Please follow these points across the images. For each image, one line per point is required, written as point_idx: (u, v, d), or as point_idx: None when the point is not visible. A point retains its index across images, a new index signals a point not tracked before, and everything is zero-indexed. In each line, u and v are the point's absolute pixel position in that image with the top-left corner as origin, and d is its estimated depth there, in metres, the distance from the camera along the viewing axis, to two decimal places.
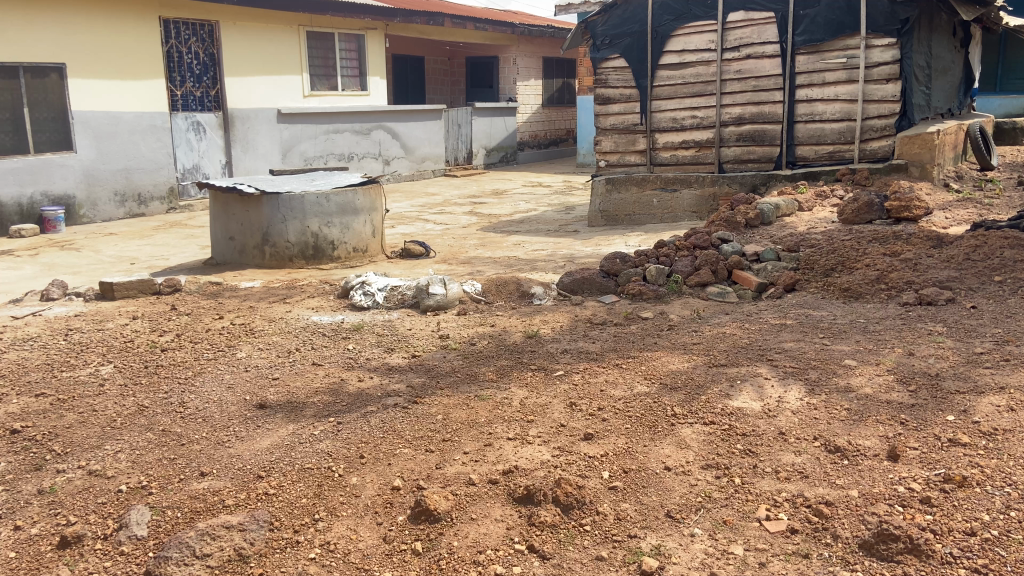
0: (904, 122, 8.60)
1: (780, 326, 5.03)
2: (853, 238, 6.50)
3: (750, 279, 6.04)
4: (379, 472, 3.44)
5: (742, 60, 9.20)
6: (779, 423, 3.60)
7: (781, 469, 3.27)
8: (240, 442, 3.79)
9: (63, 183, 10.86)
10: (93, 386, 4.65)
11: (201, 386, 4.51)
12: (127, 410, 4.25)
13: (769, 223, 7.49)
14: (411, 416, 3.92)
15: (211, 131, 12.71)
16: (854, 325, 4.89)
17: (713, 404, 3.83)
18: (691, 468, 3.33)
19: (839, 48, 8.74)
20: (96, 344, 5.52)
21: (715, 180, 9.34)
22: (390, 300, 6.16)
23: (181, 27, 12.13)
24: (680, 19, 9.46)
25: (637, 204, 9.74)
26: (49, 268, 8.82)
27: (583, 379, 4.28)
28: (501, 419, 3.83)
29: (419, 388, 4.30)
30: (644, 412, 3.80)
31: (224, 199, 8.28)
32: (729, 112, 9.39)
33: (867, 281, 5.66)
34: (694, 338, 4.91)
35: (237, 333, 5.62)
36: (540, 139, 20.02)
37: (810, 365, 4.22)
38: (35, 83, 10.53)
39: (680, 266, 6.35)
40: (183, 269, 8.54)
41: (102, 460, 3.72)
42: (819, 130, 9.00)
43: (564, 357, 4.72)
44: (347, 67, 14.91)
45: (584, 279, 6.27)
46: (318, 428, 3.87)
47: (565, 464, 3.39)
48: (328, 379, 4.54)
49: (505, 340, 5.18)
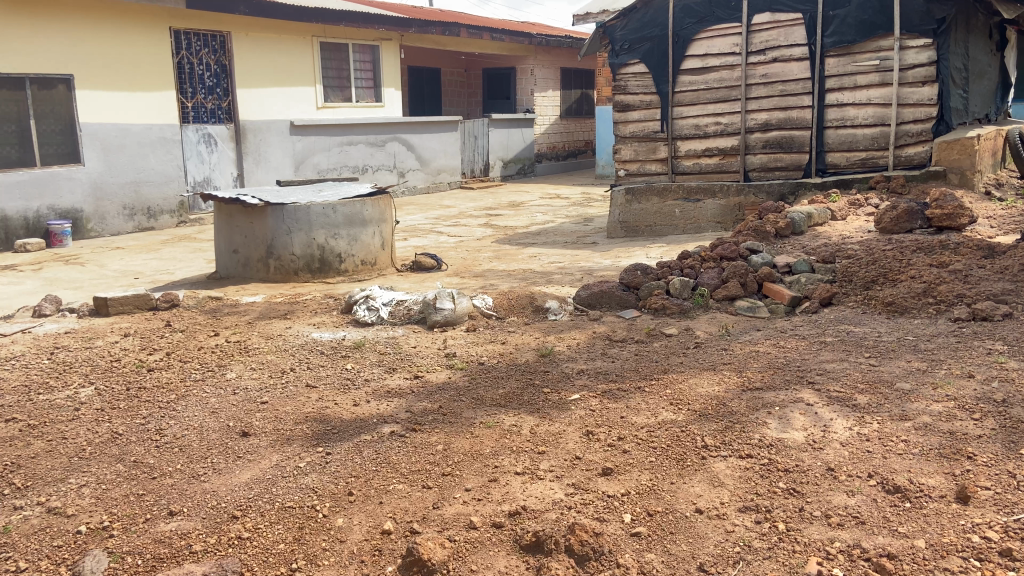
0: (942, 127, 8.09)
1: (819, 345, 4.56)
2: (895, 246, 6.00)
3: (783, 292, 5.58)
4: (368, 513, 3.02)
5: (769, 63, 8.77)
6: (827, 458, 3.14)
7: (831, 513, 2.81)
8: (217, 475, 3.39)
9: (71, 197, 10.61)
10: (67, 410, 4.28)
11: (183, 411, 4.13)
12: (99, 438, 3.86)
13: (800, 232, 7.02)
14: (409, 446, 3.50)
15: (221, 142, 12.45)
16: (903, 343, 4.41)
17: (750, 434, 3.37)
18: (726, 511, 2.87)
19: (871, 50, 8.27)
20: (81, 363, 5.18)
21: (740, 189, 8.86)
22: (396, 315, 5.78)
23: (192, 38, 11.89)
24: (703, 22, 9.03)
25: (659, 215, 9.29)
26: (51, 283, 8.53)
27: (602, 404, 3.84)
28: (508, 450, 3.40)
29: (419, 413, 3.90)
30: (671, 443, 3.36)
31: (228, 210, 7.95)
32: (755, 118, 8.95)
33: (913, 294, 5.18)
34: (724, 358, 4.45)
35: (230, 351, 5.26)
36: (558, 151, 19.63)
37: (858, 389, 3.74)
38: (42, 94, 10.31)
39: (705, 278, 5.91)
40: (186, 283, 8.21)
41: (64, 496, 3.34)
42: (850, 136, 8.53)
43: (580, 378, 4.30)
44: (361, 78, 14.62)
45: (602, 292, 5.87)
46: (305, 460, 3.45)
47: (580, 505, 2.96)
48: (320, 403, 4.13)
49: (515, 359, 4.77)
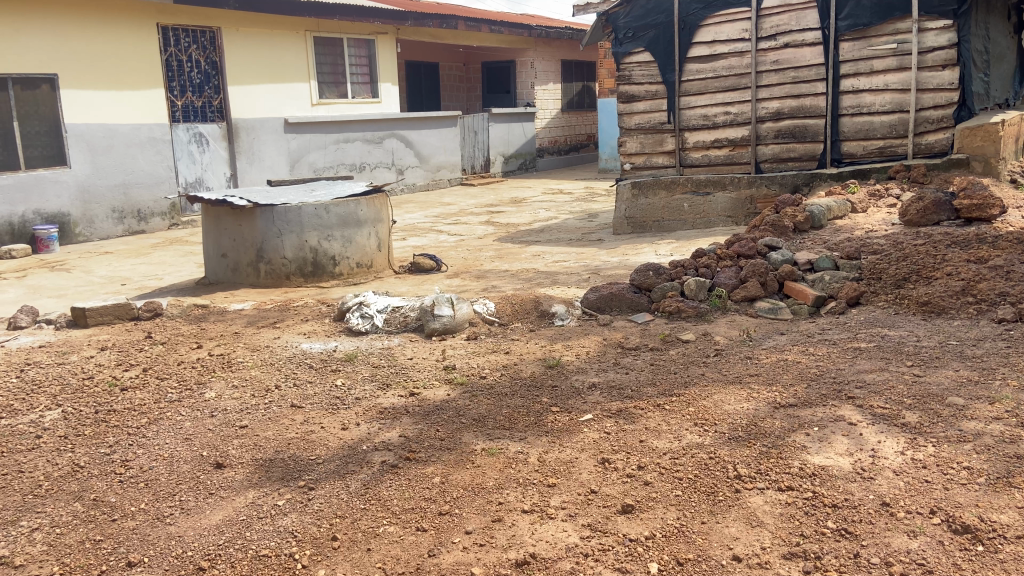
0: (963, 112, 7.70)
1: (853, 352, 4.14)
2: (926, 239, 5.58)
3: (806, 292, 5.20)
4: (354, 563, 2.62)
5: (779, 49, 8.32)
6: (879, 491, 2.73)
7: (893, 560, 2.41)
8: (184, 517, 3.00)
9: (57, 200, 10.22)
10: (28, 438, 3.88)
11: (152, 439, 3.73)
12: (58, 472, 3.46)
13: (820, 226, 6.58)
14: (401, 480, 3.10)
15: (214, 142, 12.04)
16: (946, 350, 4.00)
17: (788, 462, 2.96)
18: (769, 558, 2.47)
19: (888, 33, 7.85)
20: (50, 382, 4.78)
21: (751, 182, 8.44)
22: (391, 323, 5.38)
23: (180, 34, 11.48)
24: (710, 7, 8.56)
25: (667, 210, 8.84)
26: (34, 291, 8.13)
27: (618, 426, 3.43)
28: (514, 483, 3.00)
29: (413, 438, 3.49)
30: (700, 474, 2.95)
31: (215, 212, 7.54)
32: (766, 107, 8.51)
33: (950, 292, 4.79)
34: (750, 368, 4.04)
35: (211, 366, 4.86)
36: (560, 145, 19.21)
37: (905, 404, 3.34)
38: (25, 95, 9.91)
39: (723, 278, 5.50)
40: (173, 290, 7.80)
41: (12, 543, 2.94)
42: (867, 124, 8.10)
43: (592, 395, 3.89)
44: (357, 73, 14.16)
45: (612, 295, 5.45)
46: (284, 497, 3.06)
47: (598, 552, 2.56)
48: (306, 427, 3.73)
49: (519, 372, 4.36)
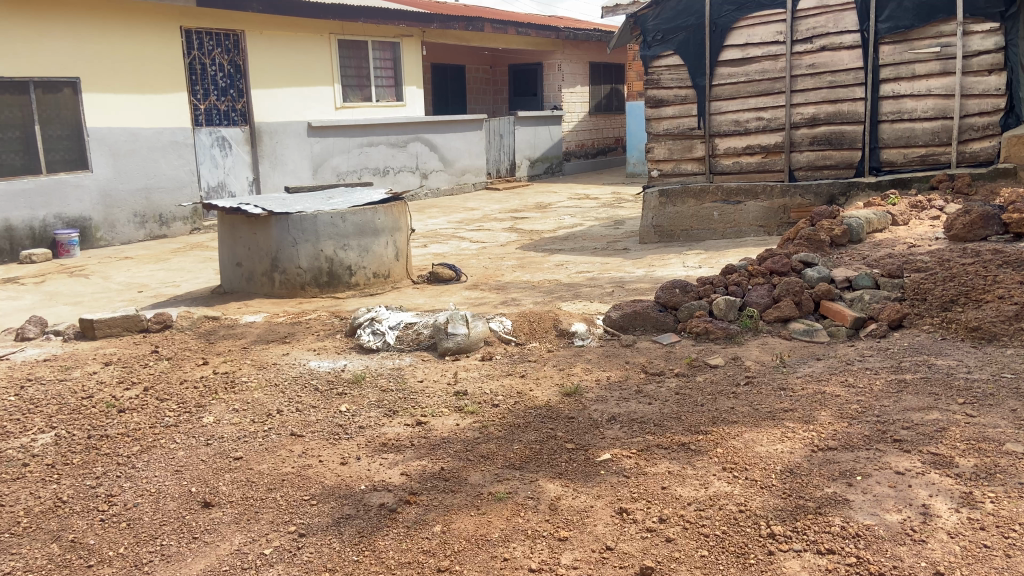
0: (1010, 119, 7.39)
1: (897, 385, 3.79)
2: (974, 256, 5.21)
3: (844, 313, 4.87)
4: None
5: (816, 52, 7.93)
6: (932, 557, 2.41)
7: None
8: (164, 564, 2.77)
9: (78, 205, 10.13)
10: (14, 466, 3.68)
11: (141, 470, 3.51)
12: (40, 507, 3.26)
13: (858, 241, 6.23)
14: (399, 528, 2.84)
15: (236, 146, 11.92)
16: (1001, 385, 3.64)
17: (828, 519, 2.65)
18: None
19: (931, 36, 7.47)
20: (48, 401, 4.59)
21: (785, 190, 8.06)
22: (403, 340, 5.14)
23: (204, 37, 11.36)
24: (743, 9, 8.18)
25: (695, 218, 8.48)
26: (50, 298, 8.01)
27: (639, 467, 3.14)
28: (522, 536, 2.72)
29: (417, 478, 3.22)
30: (729, 531, 2.65)
31: (231, 220, 7.35)
32: (801, 113, 8.10)
33: (1003, 318, 4.40)
34: (784, 402, 3.71)
35: (214, 386, 4.64)
36: (587, 148, 18.89)
37: (959, 450, 3.01)
38: (47, 98, 9.80)
39: (755, 296, 5.16)
40: (187, 299, 7.62)
41: None
42: (908, 131, 7.72)
43: (612, 429, 3.59)
44: (381, 77, 13.98)
45: (636, 313, 5.14)
46: (273, 544, 2.81)
47: None
48: (302, 461, 3.48)
49: (535, 400, 4.07)
